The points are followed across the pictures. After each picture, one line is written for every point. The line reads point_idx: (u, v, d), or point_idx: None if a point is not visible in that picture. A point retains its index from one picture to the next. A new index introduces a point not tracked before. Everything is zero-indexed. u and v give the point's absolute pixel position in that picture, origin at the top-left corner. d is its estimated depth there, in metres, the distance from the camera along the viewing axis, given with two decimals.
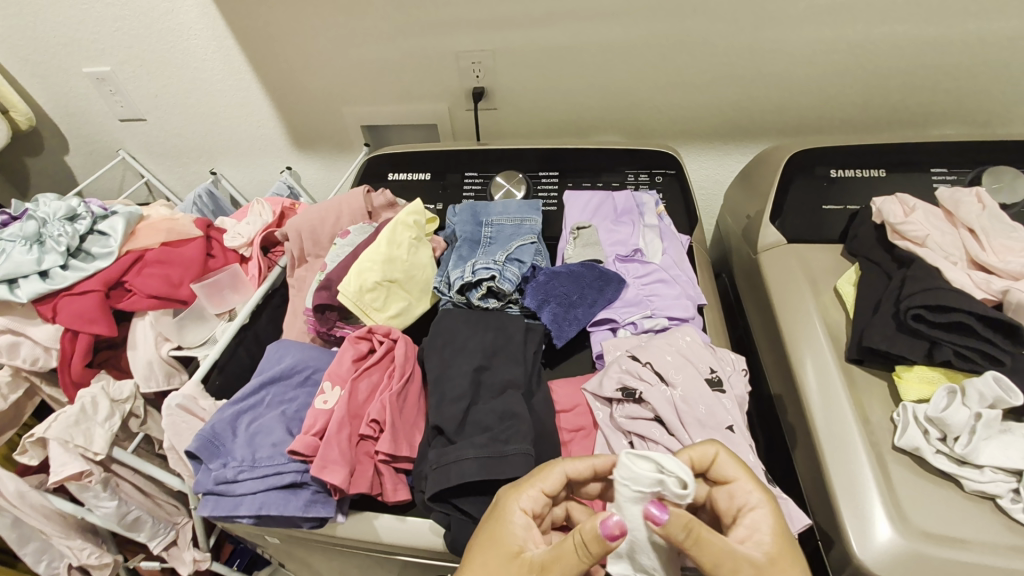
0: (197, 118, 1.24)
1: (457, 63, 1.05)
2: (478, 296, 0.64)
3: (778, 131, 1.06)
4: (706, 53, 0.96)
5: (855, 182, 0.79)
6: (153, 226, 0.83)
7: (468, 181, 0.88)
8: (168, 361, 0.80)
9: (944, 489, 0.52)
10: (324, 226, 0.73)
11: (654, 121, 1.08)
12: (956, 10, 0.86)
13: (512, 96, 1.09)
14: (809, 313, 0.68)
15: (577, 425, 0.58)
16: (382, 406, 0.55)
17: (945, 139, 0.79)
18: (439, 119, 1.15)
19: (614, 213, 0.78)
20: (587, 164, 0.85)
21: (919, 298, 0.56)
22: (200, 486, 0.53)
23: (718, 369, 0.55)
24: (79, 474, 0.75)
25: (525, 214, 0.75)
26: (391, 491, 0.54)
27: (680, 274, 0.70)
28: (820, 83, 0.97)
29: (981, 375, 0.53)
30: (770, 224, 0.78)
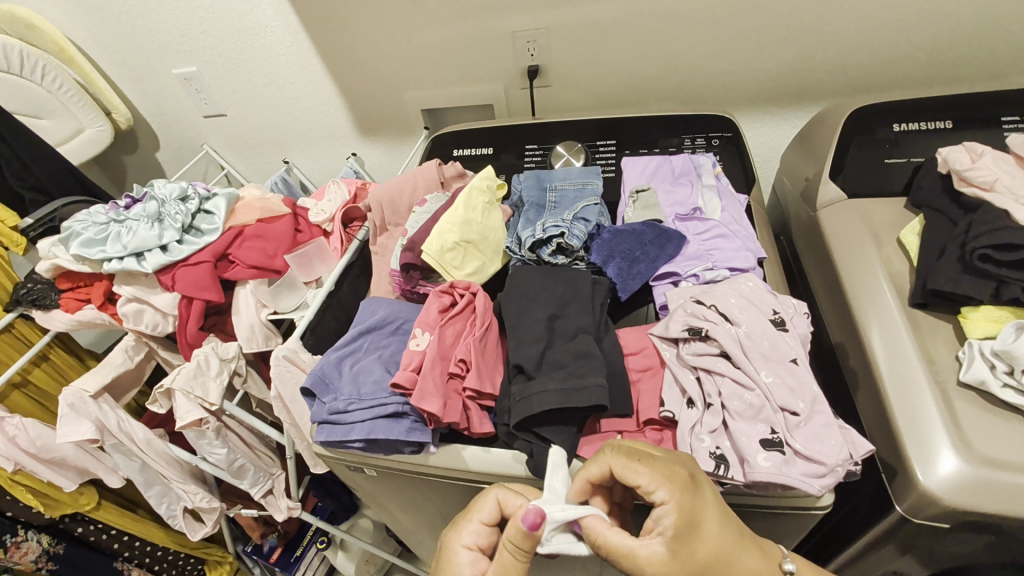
0: (272, 110, 1.34)
1: (513, 44, 1.10)
2: (548, 252, 0.70)
3: (836, 92, 1.05)
4: (760, 17, 0.97)
5: (920, 135, 0.78)
6: (249, 205, 0.93)
7: (528, 153, 0.93)
8: (266, 325, 0.89)
9: (1012, 420, 0.54)
10: (401, 196, 0.80)
11: (707, 89, 1.09)
12: None
13: (565, 73, 1.13)
14: (871, 263, 0.69)
15: (645, 366, 0.62)
16: (468, 348, 0.61)
17: (1018, 87, 0.77)
18: (495, 100, 1.21)
19: (672, 175, 0.82)
20: (644, 131, 0.89)
21: (986, 238, 0.57)
22: (316, 416, 0.61)
23: (781, 310, 0.58)
24: (198, 420, 0.86)
25: (587, 178, 0.80)
26: (477, 424, 0.60)
27: (741, 229, 0.72)
28: (880, 40, 0.96)
29: None
30: (831, 180, 0.79)
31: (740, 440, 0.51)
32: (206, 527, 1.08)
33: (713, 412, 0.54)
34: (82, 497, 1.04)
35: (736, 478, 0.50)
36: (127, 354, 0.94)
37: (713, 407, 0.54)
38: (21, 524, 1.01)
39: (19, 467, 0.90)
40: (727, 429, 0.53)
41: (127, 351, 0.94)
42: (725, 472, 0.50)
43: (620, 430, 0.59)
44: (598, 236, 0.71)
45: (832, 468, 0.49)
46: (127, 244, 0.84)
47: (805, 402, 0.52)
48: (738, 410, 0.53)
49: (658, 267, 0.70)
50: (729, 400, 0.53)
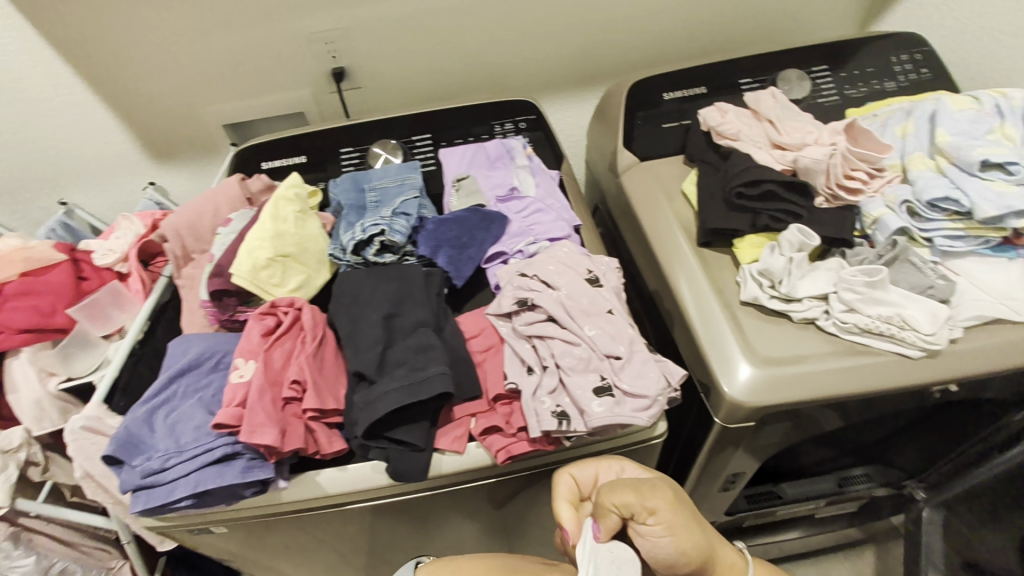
0: (26, 145, 1.11)
1: (311, 46, 1.04)
2: (373, 253, 0.67)
3: (623, 71, 1.17)
4: (543, 6, 1.04)
5: (684, 101, 0.91)
6: (7, 259, 0.78)
7: (344, 157, 0.90)
8: (60, 396, 0.75)
9: (781, 323, 0.65)
10: (202, 219, 0.72)
11: (514, 77, 1.15)
12: None
13: (374, 72, 1.11)
14: (666, 215, 0.79)
15: (486, 345, 0.64)
16: (301, 368, 0.58)
17: (747, 54, 0.93)
18: (306, 107, 1.14)
19: (488, 161, 0.85)
20: (456, 121, 0.90)
21: (738, 179, 0.68)
22: (127, 485, 0.52)
23: (594, 269, 0.63)
24: None
25: (405, 174, 0.79)
26: (327, 444, 0.57)
27: (555, 202, 0.77)
28: (645, 22, 1.10)
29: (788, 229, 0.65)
30: (625, 148, 0.89)
31: (576, 393, 0.55)
32: None
33: (549, 373, 0.57)
34: None
35: (578, 430, 0.54)
36: None
37: (549, 369, 0.57)
38: None
39: None
40: (564, 387, 0.56)
41: None
42: (567, 427, 0.54)
43: (472, 413, 0.60)
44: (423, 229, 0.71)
45: (653, 397, 0.55)
46: None
47: (624, 345, 0.58)
48: (571, 365, 0.57)
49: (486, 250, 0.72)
50: (562, 359, 0.57)
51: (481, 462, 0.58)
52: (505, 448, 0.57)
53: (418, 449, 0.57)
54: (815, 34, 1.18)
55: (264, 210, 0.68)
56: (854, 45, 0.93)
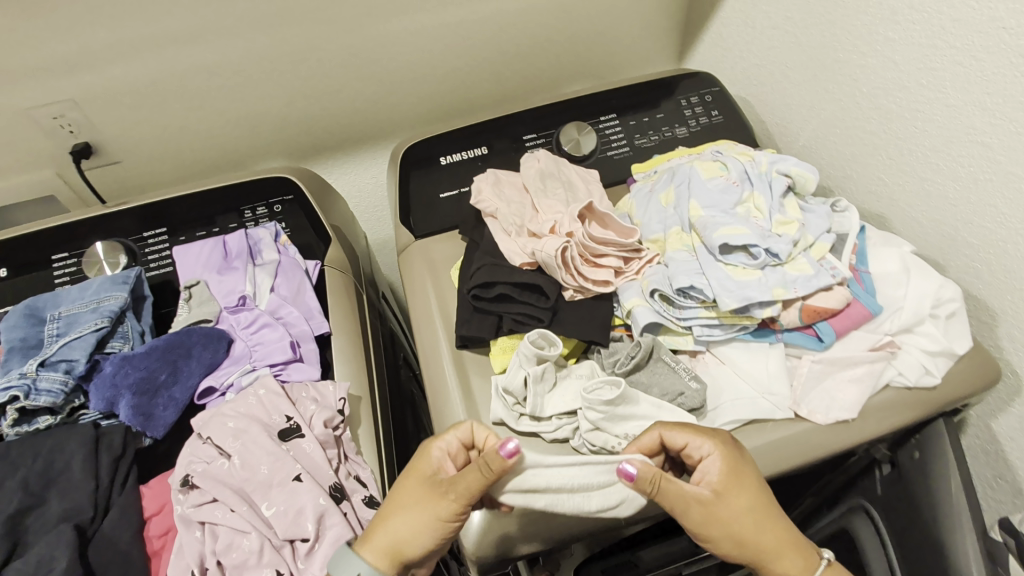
0: None
1: (35, 125, 0.86)
2: (13, 422, 0.54)
3: (431, 119, 1.08)
4: (317, 60, 0.93)
5: (464, 164, 0.81)
6: None
7: (57, 267, 0.73)
8: None
9: (536, 447, 0.55)
10: None
11: (307, 136, 1.03)
12: None
13: (132, 145, 0.94)
14: (430, 307, 0.69)
15: (166, 528, 0.52)
16: None
17: (534, 107, 0.85)
18: (56, 189, 0.96)
19: (223, 258, 0.70)
20: (198, 208, 0.76)
21: (475, 279, 0.59)
22: None
23: (291, 417, 0.52)
24: None
25: (104, 293, 0.63)
26: None
27: (289, 311, 0.66)
28: (442, 68, 1.01)
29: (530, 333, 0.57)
30: (401, 224, 0.78)
31: None
32: None
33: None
34: None
35: None
36: None
37: (211, 569, 0.46)
38: None
39: None
40: None
41: None
42: None
43: None
44: (101, 373, 0.57)
45: None
46: None
47: (309, 524, 0.47)
48: (237, 562, 0.46)
49: (190, 388, 0.59)
50: (226, 555, 0.46)
51: None
52: None
53: None
54: (635, 66, 1.13)
55: None
56: (649, 87, 0.87)
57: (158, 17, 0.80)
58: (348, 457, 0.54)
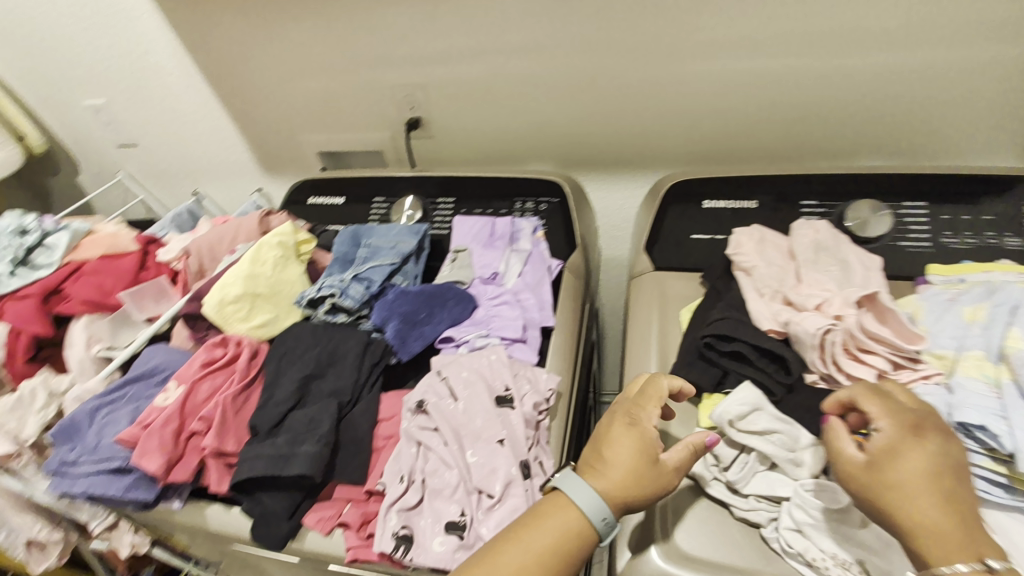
0: (179, 145, 1.38)
1: (394, 97, 1.14)
2: (325, 311, 0.71)
3: (697, 160, 1.08)
4: (613, 84, 1.02)
5: (727, 212, 0.80)
6: (96, 240, 0.95)
7: (374, 206, 0.95)
8: (96, 360, 0.89)
9: (722, 518, 0.52)
10: (220, 242, 0.82)
11: (577, 149, 1.14)
12: (843, 44, 0.88)
13: (446, 125, 1.17)
14: (649, 337, 0.70)
15: (389, 434, 0.62)
16: (216, 406, 0.62)
17: (821, 172, 0.79)
18: (384, 146, 1.24)
19: (488, 237, 0.83)
20: (481, 188, 0.91)
21: (712, 327, 0.58)
22: (50, 468, 0.61)
23: (511, 388, 0.58)
24: (7, 454, 0.84)
25: (403, 237, 0.81)
26: (215, 484, 0.59)
27: (527, 298, 0.73)
28: (727, 114, 1.00)
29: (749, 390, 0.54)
30: (644, 252, 0.81)
31: (429, 519, 0.51)
32: (49, 556, 1.07)
33: (414, 488, 0.53)
34: None
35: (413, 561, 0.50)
36: None
37: (415, 483, 0.54)
38: None
39: None
40: (423, 507, 0.52)
41: None
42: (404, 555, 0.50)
43: (347, 499, 0.58)
44: (386, 297, 0.71)
45: None
46: None
47: (499, 484, 0.52)
48: (439, 487, 0.52)
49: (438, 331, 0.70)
50: (431, 477, 0.53)
51: (332, 553, 0.56)
52: (355, 549, 0.55)
53: (284, 517, 0.57)
54: (960, 154, 0.96)
55: (248, 252, 0.73)
56: (985, 181, 0.72)
57: (507, 31, 0.99)
58: (541, 444, 0.58)
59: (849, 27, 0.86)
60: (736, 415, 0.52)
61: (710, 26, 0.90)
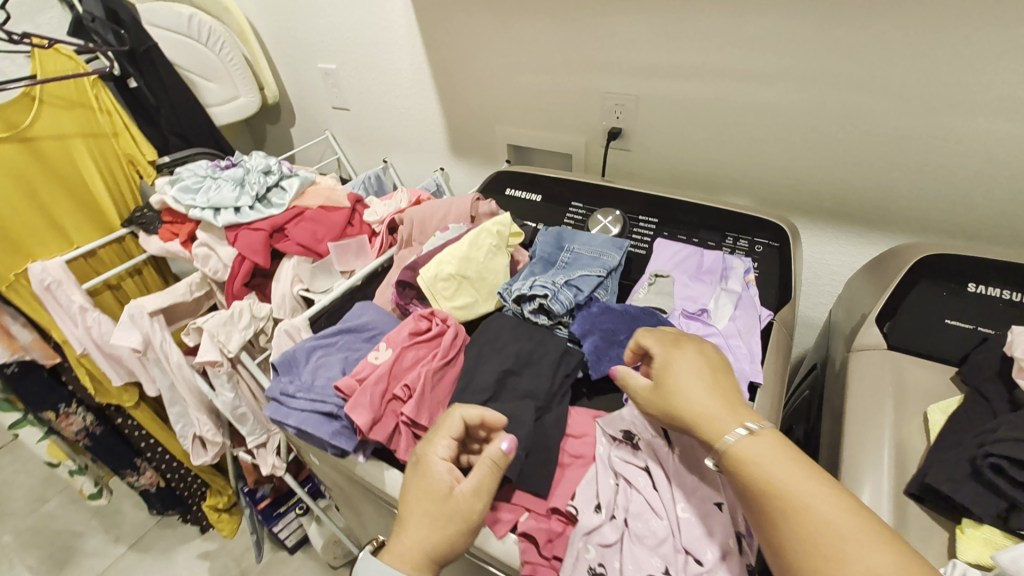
0: (383, 115, 1.49)
1: (601, 104, 1.13)
2: (530, 309, 0.69)
3: (938, 232, 0.93)
4: (856, 129, 0.91)
5: (1003, 303, 0.66)
6: (318, 192, 1.05)
7: (570, 211, 0.94)
8: (296, 297, 0.98)
9: None
10: (432, 219, 0.86)
11: (787, 191, 1.04)
12: None
13: (647, 141, 1.13)
14: (884, 428, 0.60)
15: (577, 453, 0.59)
16: (418, 377, 0.64)
17: None
18: (576, 151, 1.23)
19: (696, 269, 0.78)
20: (689, 215, 0.86)
21: (1004, 446, 0.48)
22: (270, 392, 0.66)
23: None
24: (213, 362, 0.96)
25: (607, 249, 0.79)
26: (402, 450, 0.61)
27: (738, 345, 0.67)
28: (998, 186, 0.85)
29: None
30: (874, 324, 0.72)
31: (628, 565, 0.48)
32: (208, 454, 1.21)
33: (614, 525, 0.50)
34: (125, 394, 1.21)
35: None
36: (189, 288, 1.09)
37: (616, 521, 0.51)
38: (76, 399, 1.22)
39: (86, 351, 1.08)
40: (622, 549, 0.49)
41: (191, 286, 1.08)
42: None
43: (527, 508, 0.55)
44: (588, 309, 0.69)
45: None
46: (211, 198, 0.99)
47: (714, 554, 0.48)
48: (644, 533, 0.49)
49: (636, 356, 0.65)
50: (636, 521, 0.50)
51: (504, 559, 0.54)
52: (532, 565, 0.52)
53: None
54: None
55: (468, 234, 0.76)
56: None
57: (751, 56, 0.94)
58: None
59: None
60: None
61: (1012, 83, 0.77)
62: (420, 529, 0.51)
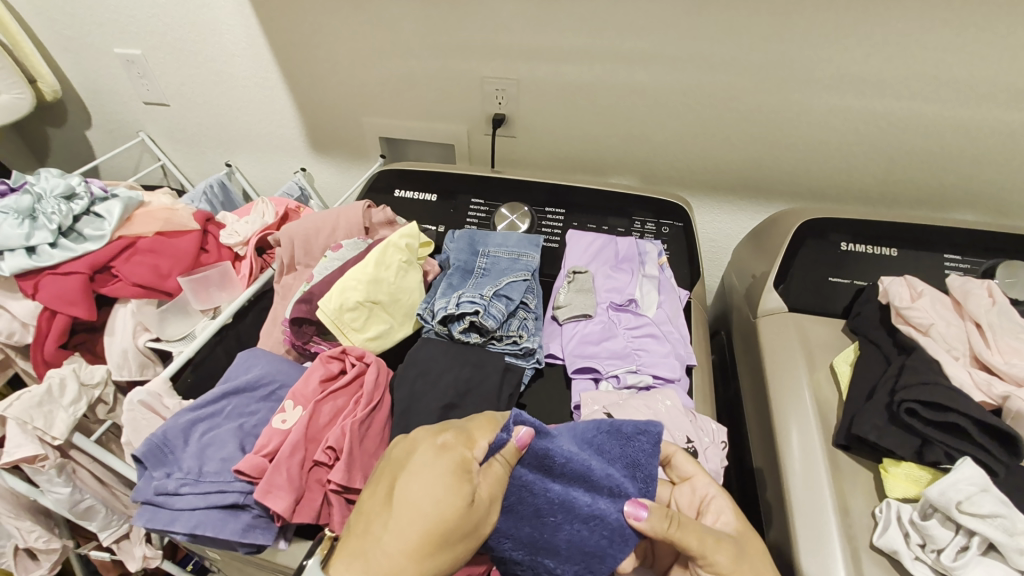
0: (217, 109, 1.24)
1: (481, 90, 1.06)
2: (460, 330, 0.61)
3: (792, 194, 1.06)
4: (724, 107, 0.97)
5: (866, 257, 0.77)
6: (150, 214, 0.82)
7: (472, 208, 0.86)
8: (143, 352, 0.77)
9: None
10: (317, 236, 0.72)
11: (667, 168, 1.09)
12: (969, 98, 0.86)
13: (532, 126, 1.09)
14: (801, 386, 0.66)
15: None
16: (342, 433, 0.53)
17: (960, 226, 0.76)
18: (458, 141, 1.15)
19: (614, 258, 0.77)
20: (595, 203, 0.84)
21: (915, 391, 0.53)
22: (139, 494, 0.51)
23: (695, 441, 0.54)
24: (32, 457, 0.71)
25: (524, 248, 0.74)
26: (338, 525, 0.51)
27: (672, 331, 0.67)
28: (834, 152, 0.98)
29: (962, 469, 0.49)
30: (773, 289, 0.77)
31: None
32: (40, 567, 0.92)
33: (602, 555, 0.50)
34: None
35: None
36: None
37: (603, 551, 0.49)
38: None
39: None
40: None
41: None
42: None
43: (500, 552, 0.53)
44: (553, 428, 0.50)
45: None
46: None
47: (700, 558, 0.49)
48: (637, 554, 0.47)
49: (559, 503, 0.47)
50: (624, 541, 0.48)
51: None
52: None
53: None
54: None
55: (371, 250, 0.65)
56: None
57: (625, 36, 0.92)
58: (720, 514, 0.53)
59: (981, 83, 0.84)
60: (963, 497, 0.47)
61: (844, 61, 0.87)
62: (418, 537, 0.41)
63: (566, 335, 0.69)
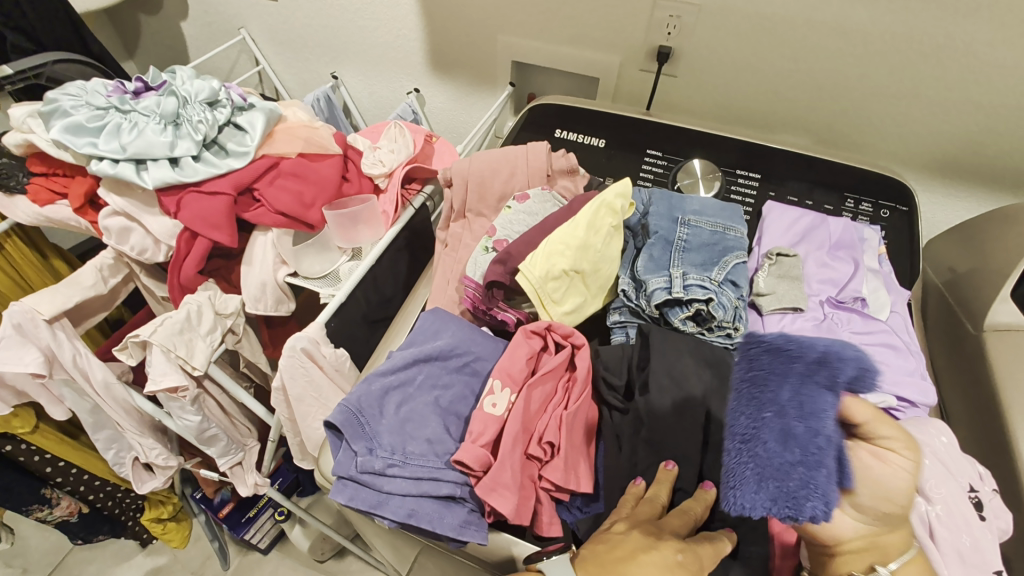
0: (331, 9, 1.09)
1: (649, 14, 0.88)
2: (681, 317, 0.53)
3: (1011, 184, 0.86)
4: (956, 66, 0.77)
5: None
6: (291, 131, 0.73)
7: (647, 161, 0.74)
8: (280, 286, 0.71)
9: None
10: (494, 180, 0.62)
11: (855, 135, 0.90)
12: None
13: (700, 65, 0.91)
14: None
15: None
16: (559, 428, 0.47)
17: None
18: (605, 75, 0.98)
19: (828, 242, 0.65)
20: (797, 172, 0.71)
21: None
22: (339, 468, 0.47)
23: (981, 490, 0.45)
24: (174, 388, 0.67)
25: (726, 220, 0.62)
26: (552, 527, 0.47)
27: (910, 342, 0.59)
28: None
29: None
30: (1009, 298, 0.65)
31: None
32: (156, 481, 0.91)
33: None
34: (16, 420, 0.85)
35: None
36: (100, 275, 0.73)
37: None
38: None
39: None
40: None
41: (101, 272, 0.73)
42: None
43: None
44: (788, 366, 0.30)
45: None
46: (127, 145, 0.64)
47: None
48: None
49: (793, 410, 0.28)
50: None
51: None
52: None
53: None
54: None
55: (581, 207, 0.56)
56: None
57: None
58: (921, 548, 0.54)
59: None
60: None
61: None
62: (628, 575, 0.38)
63: (772, 329, 0.59)
